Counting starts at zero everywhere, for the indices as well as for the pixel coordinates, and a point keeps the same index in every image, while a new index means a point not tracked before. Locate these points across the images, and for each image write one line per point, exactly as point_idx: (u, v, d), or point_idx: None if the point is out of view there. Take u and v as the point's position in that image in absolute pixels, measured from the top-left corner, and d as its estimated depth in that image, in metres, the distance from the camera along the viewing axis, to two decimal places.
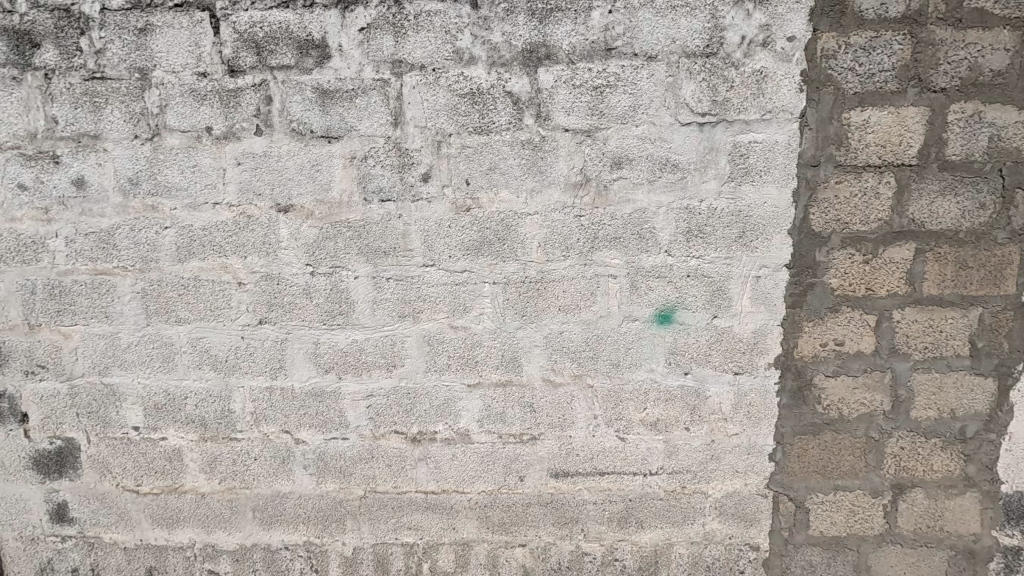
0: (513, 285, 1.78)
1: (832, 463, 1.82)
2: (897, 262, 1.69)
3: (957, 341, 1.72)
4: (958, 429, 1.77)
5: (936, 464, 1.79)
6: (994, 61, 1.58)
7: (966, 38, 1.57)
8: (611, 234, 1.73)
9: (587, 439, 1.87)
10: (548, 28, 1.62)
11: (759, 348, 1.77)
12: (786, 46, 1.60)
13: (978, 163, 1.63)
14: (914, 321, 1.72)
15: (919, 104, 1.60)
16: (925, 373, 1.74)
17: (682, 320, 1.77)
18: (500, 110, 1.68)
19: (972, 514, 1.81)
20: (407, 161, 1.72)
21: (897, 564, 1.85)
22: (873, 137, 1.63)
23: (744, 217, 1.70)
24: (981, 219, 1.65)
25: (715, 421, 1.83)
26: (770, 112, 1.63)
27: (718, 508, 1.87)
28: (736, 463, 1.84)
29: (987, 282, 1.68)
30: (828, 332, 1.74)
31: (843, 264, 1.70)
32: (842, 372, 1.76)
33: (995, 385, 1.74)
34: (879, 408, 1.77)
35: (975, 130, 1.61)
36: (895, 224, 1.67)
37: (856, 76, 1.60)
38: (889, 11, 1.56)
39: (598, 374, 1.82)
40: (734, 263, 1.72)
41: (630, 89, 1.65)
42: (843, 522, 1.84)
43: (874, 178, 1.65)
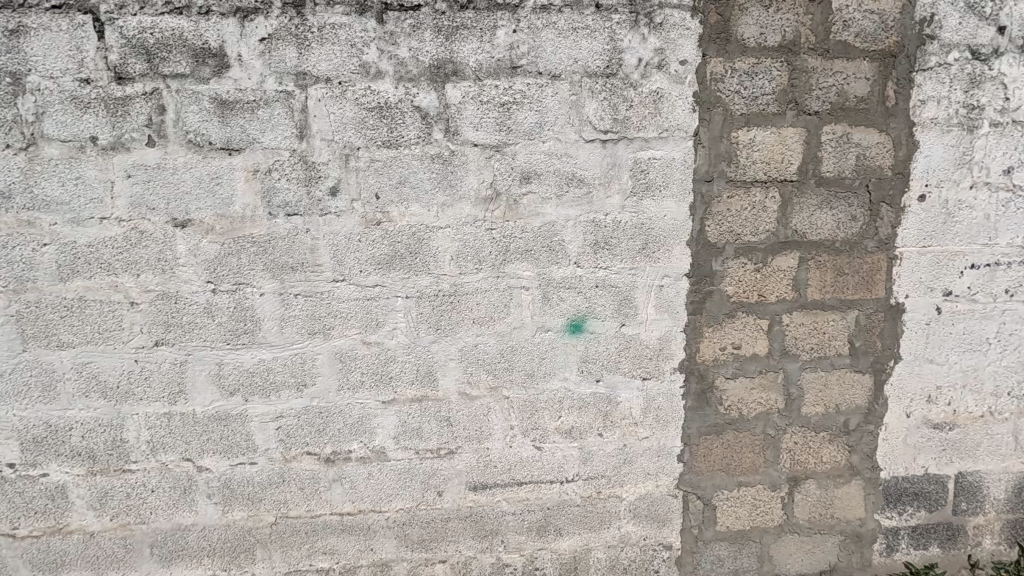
0: (427, 299, 1.78)
1: (734, 460, 1.92)
2: (784, 270, 1.83)
3: (838, 341, 1.88)
4: (842, 422, 1.93)
5: (825, 456, 1.94)
6: (858, 88, 1.75)
7: (834, 66, 1.73)
8: (522, 246, 1.77)
9: (504, 450, 1.88)
10: (454, 45, 1.65)
11: (665, 354, 1.85)
12: (679, 69, 1.71)
13: (849, 179, 1.80)
14: (801, 324, 1.86)
15: (797, 125, 1.76)
16: (811, 372, 1.89)
17: (592, 329, 1.83)
18: (408, 125, 1.68)
19: (857, 500, 1.97)
20: (314, 175, 1.68)
21: (795, 552, 1.98)
22: (758, 155, 1.76)
23: (647, 229, 1.78)
24: (853, 230, 1.82)
25: (627, 426, 1.89)
26: (666, 131, 1.73)
27: (632, 511, 1.94)
28: (648, 466, 1.92)
29: (861, 286, 1.85)
30: (727, 336, 1.86)
31: (737, 272, 1.82)
32: (740, 373, 1.88)
33: (871, 380, 1.91)
34: (773, 406, 1.90)
35: (845, 149, 1.78)
36: (781, 235, 1.81)
37: (741, 98, 1.73)
38: (768, 40, 1.71)
39: (513, 384, 1.84)
40: (639, 273, 1.80)
41: (536, 106, 1.70)
42: (746, 516, 1.95)
43: (761, 193, 1.78)
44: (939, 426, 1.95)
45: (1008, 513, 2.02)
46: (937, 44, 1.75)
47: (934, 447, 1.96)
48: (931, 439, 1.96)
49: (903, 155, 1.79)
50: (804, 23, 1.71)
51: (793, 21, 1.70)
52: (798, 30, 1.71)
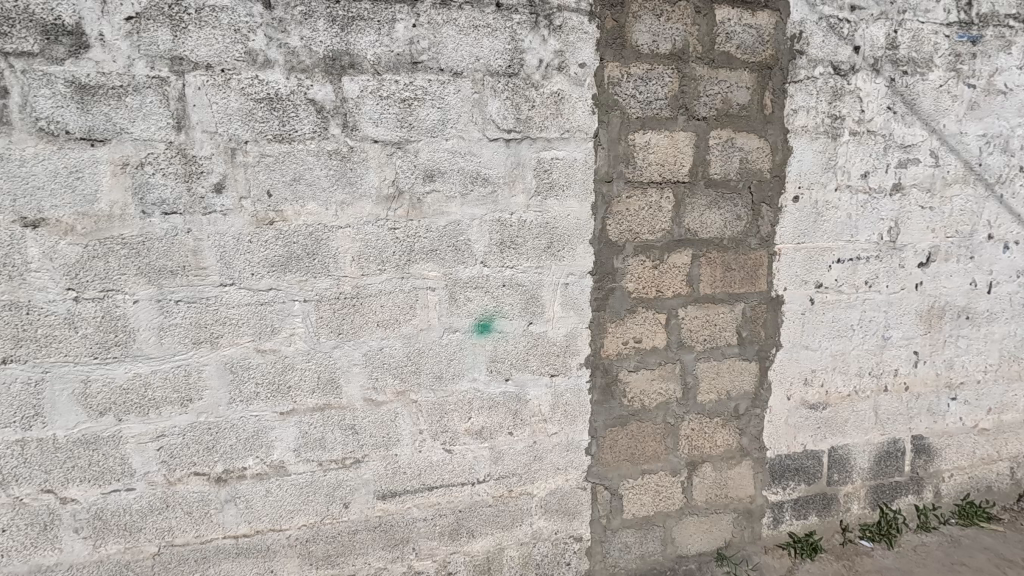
0: (327, 302, 1.69)
1: (638, 450, 2.00)
2: (678, 267, 1.93)
3: (728, 332, 2.01)
4: (733, 408, 2.07)
5: (719, 440, 2.07)
6: (740, 96, 1.89)
7: (718, 75, 1.85)
8: (427, 246, 1.73)
9: (413, 455, 1.83)
10: (350, 36, 1.58)
11: (571, 350, 1.89)
12: (578, 72, 1.75)
13: (734, 181, 1.93)
14: (695, 317, 1.97)
15: (687, 130, 1.86)
16: (705, 362, 2.01)
17: (500, 328, 1.83)
18: (302, 118, 1.58)
19: (748, 478, 2.12)
20: (195, 170, 1.54)
21: (695, 532, 2.10)
22: (653, 157, 1.85)
23: (551, 228, 1.81)
24: (738, 229, 1.96)
25: (536, 423, 1.91)
26: (567, 132, 1.77)
27: (543, 506, 1.96)
28: (558, 461, 1.95)
29: (747, 281, 2.00)
30: (629, 331, 1.93)
31: (636, 269, 1.90)
32: (641, 366, 1.96)
33: (757, 367, 2.06)
34: (672, 396, 2.00)
35: (730, 153, 1.91)
36: (675, 234, 1.91)
37: (637, 103, 1.81)
38: (660, 47, 1.79)
39: (421, 388, 1.80)
40: (545, 272, 1.83)
41: (438, 104, 1.67)
42: (650, 502, 2.04)
43: (657, 194, 1.87)
44: (814, 406, 2.15)
45: (872, 481, 2.26)
46: (805, 59, 1.92)
47: (811, 425, 2.16)
48: (808, 418, 2.15)
49: (779, 160, 1.95)
50: (692, 33, 1.81)
51: (682, 31, 1.80)
52: (686, 40, 1.81)
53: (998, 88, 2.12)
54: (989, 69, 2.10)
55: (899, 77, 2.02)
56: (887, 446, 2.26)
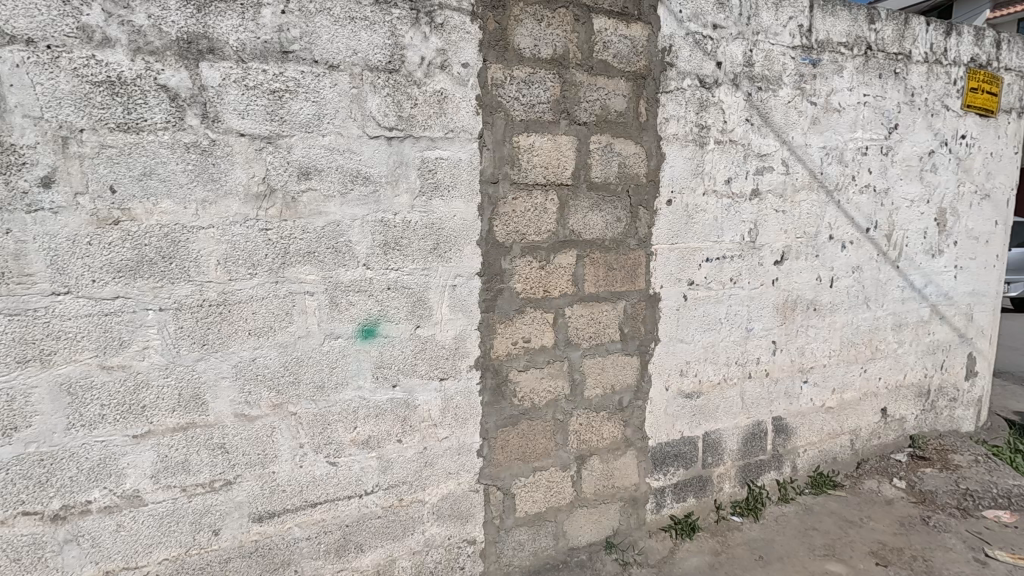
0: (187, 310, 1.53)
1: (529, 448, 2.03)
2: (564, 267, 1.98)
3: (611, 329, 2.10)
4: (617, 401, 2.16)
5: (605, 432, 2.16)
6: (617, 103, 1.98)
7: (597, 83, 1.93)
8: (303, 248, 1.63)
9: (293, 471, 1.71)
10: (209, 19, 1.44)
11: (461, 353, 1.87)
12: (461, 71, 1.73)
13: (613, 185, 2.02)
14: (580, 315, 2.04)
15: (569, 134, 1.92)
16: (591, 358, 2.08)
17: (385, 333, 1.76)
18: (152, 106, 1.42)
19: (632, 467, 2.23)
20: (15, 160, 1.32)
21: (585, 524, 2.17)
22: (538, 159, 1.88)
23: (437, 229, 1.78)
24: (619, 230, 2.05)
25: (426, 429, 1.87)
26: (452, 132, 1.75)
27: (436, 512, 1.92)
28: (449, 465, 1.92)
29: (627, 279, 2.10)
30: (517, 331, 1.95)
31: (524, 270, 1.92)
32: (530, 366, 1.99)
33: (638, 361, 2.17)
34: (561, 393, 2.05)
35: (609, 157, 1.99)
36: (560, 235, 1.96)
37: (520, 105, 1.83)
38: (541, 52, 1.83)
39: (300, 399, 1.69)
40: (432, 274, 1.79)
41: (312, 97, 1.57)
42: (542, 498, 2.07)
43: (541, 196, 1.91)
44: (689, 395, 2.30)
45: (740, 461, 2.47)
46: (674, 71, 2.05)
47: (687, 413, 2.31)
48: (684, 407, 2.30)
49: (654, 165, 2.07)
50: (571, 40, 1.87)
51: (562, 37, 1.86)
52: (566, 46, 1.87)
53: (834, 106, 2.41)
54: (827, 89, 2.38)
55: (755, 92, 2.23)
56: (753, 428, 2.48)
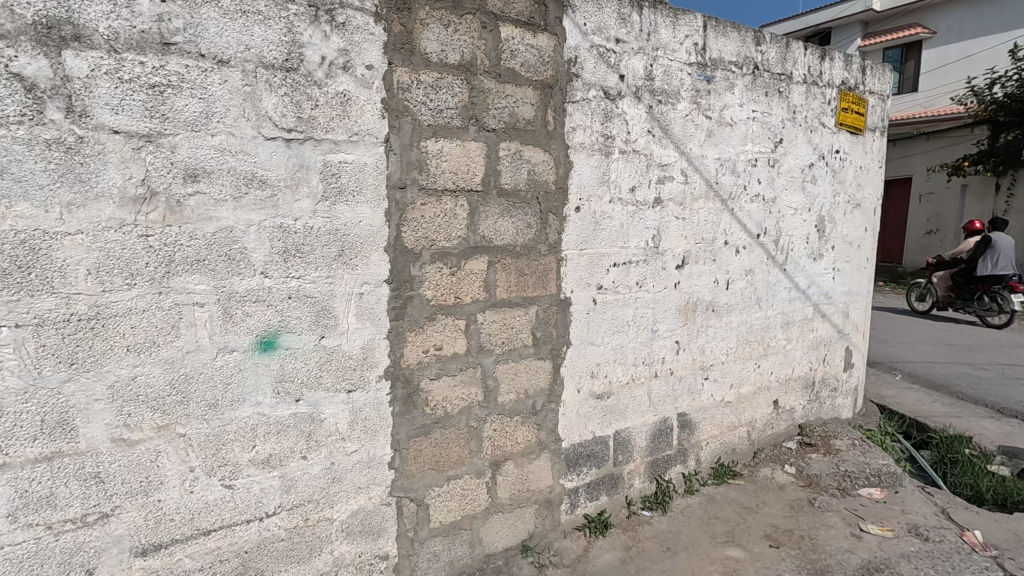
0: (51, 326, 1.36)
1: (443, 457, 2.00)
2: (475, 273, 1.98)
3: (524, 334, 2.12)
4: (531, 405, 2.18)
5: (520, 436, 2.17)
6: (525, 111, 2.01)
7: (505, 90, 1.95)
8: (191, 256, 1.50)
9: (183, 498, 1.58)
10: (74, 3, 1.30)
11: (369, 362, 1.82)
12: (365, 73, 1.69)
13: (523, 191, 2.04)
14: (493, 321, 2.04)
15: (478, 140, 1.92)
16: (504, 363, 2.09)
17: (286, 345, 1.67)
18: (3, 96, 1.25)
19: (546, 469, 2.26)
20: None
21: (500, 530, 2.17)
22: (447, 165, 1.86)
23: (342, 236, 1.71)
24: (529, 236, 2.08)
25: (332, 443, 1.79)
26: (356, 135, 1.69)
27: (345, 530, 1.84)
28: (358, 480, 1.85)
29: (538, 285, 2.13)
30: (429, 339, 1.92)
31: (434, 276, 1.89)
32: (443, 373, 1.96)
33: (550, 365, 2.21)
34: (474, 399, 2.04)
35: (519, 164, 2.02)
36: (471, 241, 1.95)
37: (428, 110, 1.81)
38: (449, 57, 1.83)
39: (190, 419, 1.56)
40: (336, 282, 1.72)
41: (199, 94, 1.46)
42: (457, 506, 2.05)
43: (451, 201, 1.89)
44: (600, 396, 2.37)
45: (649, 457, 2.58)
46: (580, 82, 2.12)
47: (598, 414, 2.38)
48: (596, 407, 2.37)
49: (562, 173, 2.12)
50: (479, 47, 1.89)
51: (469, 44, 1.86)
52: (474, 53, 1.88)
53: (727, 121, 2.59)
54: (721, 104, 2.55)
55: (656, 105, 2.34)
56: (660, 425, 2.60)
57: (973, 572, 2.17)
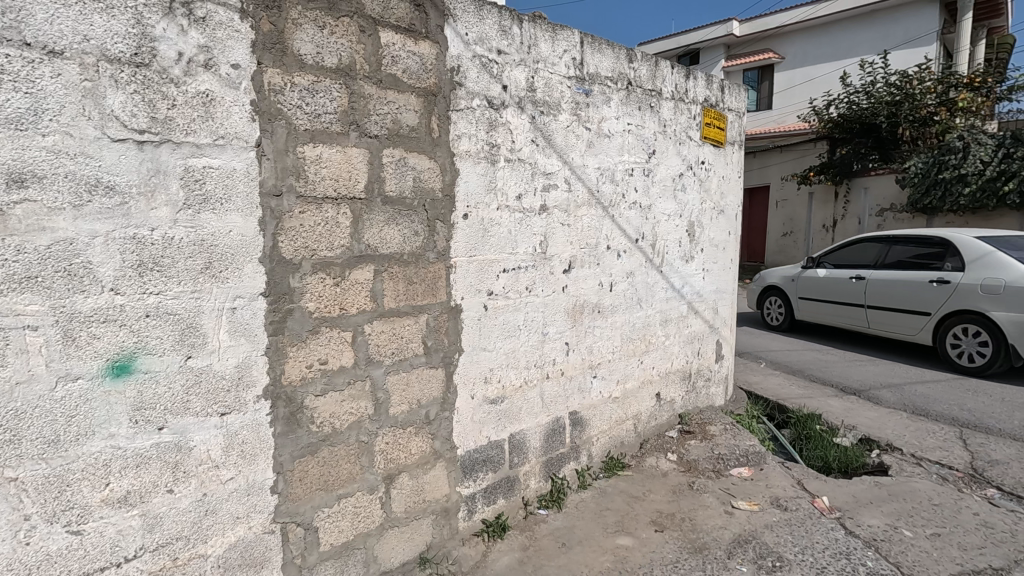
0: None
1: (332, 476, 1.91)
2: (361, 283, 1.92)
3: (414, 343, 2.09)
4: (424, 415, 2.15)
5: (414, 448, 2.13)
6: (409, 118, 1.99)
7: (387, 96, 1.92)
8: (20, 273, 1.31)
9: (16, 552, 1.37)
10: None
11: (245, 382, 1.69)
12: (231, 73, 1.58)
13: (409, 199, 2.02)
14: (381, 332, 1.99)
15: (360, 146, 1.87)
16: (395, 374, 2.05)
17: (145, 368, 1.51)
18: None
19: (442, 478, 2.24)
20: None
21: (396, 545, 2.11)
22: (327, 171, 1.79)
23: (209, 247, 1.58)
24: (417, 244, 2.06)
25: (204, 472, 1.64)
26: (222, 138, 1.58)
27: (222, 565, 1.69)
28: (236, 509, 1.71)
29: (428, 292, 2.11)
30: (312, 353, 1.82)
31: (316, 287, 1.81)
32: (329, 388, 1.88)
33: (443, 373, 2.20)
34: (364, 413, 1.98)
35: (404, 171, 1.99)
36: (355, 249, 1.90)
37: (305, 114, 1.73)
38: (325, 60, 1.76)
39: (23, 461, 1.35)
40: (204, 297, 1.59)
41: (25, 87, 1.29)
42: (349, 526, 1.96)
43: (333, 209, 1.82)
44: (494, 400, 2.40)
45: (543, 457, 2.65)
46: (463, 91, 2.14)
47: (493, 418, 2.40)
48: (490, 412, 2.39)
49: (448, 180, 2.13)
50: (357, 51, 1.84)
51: (347, 47, 1.81)
52: (352, 57, 1.83)
53: (605, 132, 2.74)
54: (599, 116, 2.69)
55: (538, 115, 2.42)
56: (553, 425, 2.68)
57: (823, 534, 2.46)
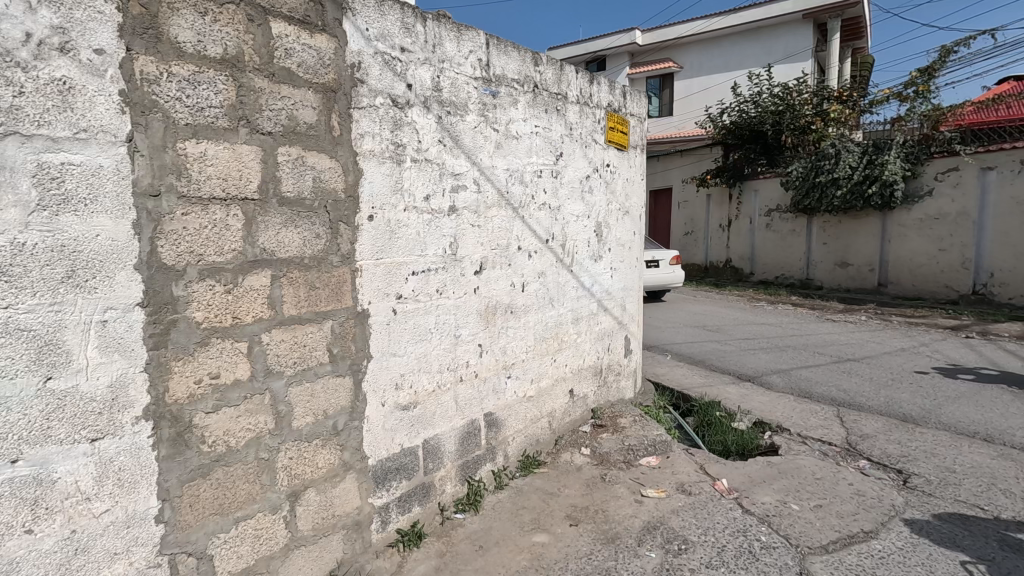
0: None
1: (228, 498, 1.77)
2: (257, 289, 1.80)
3: (318, 351, 1.99)
4: (331, 426, 2.05)
5: (320, 462, 2.03)
6: (306, 115, 1.89)
7: (281, 91, 1.82)
8: None
9: None
10: None
11: (120, 403, 1.52)
12: (93, 58, 1.42)
13: (309, 200, 1.92)
14: (281, 341, 1.88)
15: (251, 143, 1.75)
16: (297, 386, 1.94)
17: None
18: None
19: (353, 491, 2.15)
20: None
21: (304, 566, 1.99)
22: (213, 170, 1.66)
23: (71, 253, 1.41)
24: (318, 247, 1.96)
25: (72, 507, 1.46)
26: (85, 131, 1.41)
27: None
28: (113, 545, 1.53)
29: (332, 298, 2.02)
30: (201, 367, 1.68)
31: (204, 295, 1.67)
32: (222, 404, 1.74)
33: (351, 381, 2.11)
34: (264, 428, 1.85)
35: (302, 171, 1.89)
36: (249, 254, 1.77)
37: (185, 107, 1.59)
38: (208, 50, 1.63)
39: None
40: (66, 309, 1.41)
41: None
42: (250, 550, 1.83)
43: (221, 211, 1.69)
44: (406, 406, 2.34)
45: (459, 460, 2.62)
46: (365, 88, 2.07)
47: (405, 425, 2.34)
48: (402, 419, 2.33)
49: (351, 181, 2.05)
50: (245, 41, 1.72)
51: (233, 36, 1.69)
52: (239, 47, 1.71)
53: (513, 134, 2.76)
54: (506, 118, 2.71)
55: (445, 115, 2.39)
56: (468, 428, 2.66)
57: (723, 514, 2.63)
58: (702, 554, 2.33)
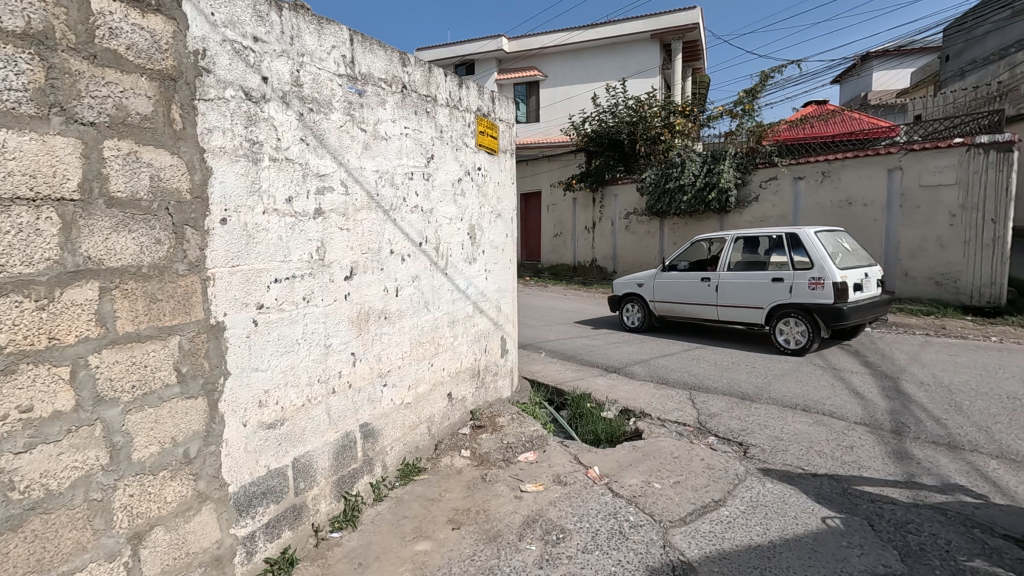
0: None
1: (49, 551, 1.50)
2: (81, 304, 1.55)
3: (163, 371, 1.77)
4: (182, 453, 1.84)
5: (170, 495, 1.80)
6: (139, 105, 1.67)
7: (105, 76, 1.59)
8: None
9: None
10: None
11: None
12: None
13: (145, 201, 1.70)
14: (115, 362, 1.63)
15: (67, 135, 1.50)
16: (137, 412, 1.70)
17: None
18: None
19: (211, 524, 1.94)
20: None
21: None
22: (15, 165, 1.40)
23: None
24: (159, 254, 1.74)
25: None
26: None
27: None
28: None
29: (178, 310, 1.80)
30: (6, 399, 1.41)
31: (8, 314, 1.40)
32: (37, 441, 1.47)
33: (205, 403, 1.90)
34: (96, 465, 1.59)
35: (135, 169, 1.67)
36: (69, 264, 1.52)
37: None
38: (5, 22, 1.38)
39: None
40: None
41: None
42: None
43: (28, 214, 1.43)
44: (272, 425, 2.17)
45: (333, 476, 2.48)
46: (212, 78, 1.88)
47: (272, 445, 2.17)
48: (267, 439, 2.15)
49: (198, 180, 1.85)
50: (56, 16, 1.47)
51: (40, 8, 1.44)
52: (48, 22, 1.46)
53: (381, 135, 2.68)
54: (374, 118, 2.63)
55: (306, 112, 2.25)
56: (342, 441, 2.53)
57: (596, 500, 2.79)
58: (578, 540, 2.45)
